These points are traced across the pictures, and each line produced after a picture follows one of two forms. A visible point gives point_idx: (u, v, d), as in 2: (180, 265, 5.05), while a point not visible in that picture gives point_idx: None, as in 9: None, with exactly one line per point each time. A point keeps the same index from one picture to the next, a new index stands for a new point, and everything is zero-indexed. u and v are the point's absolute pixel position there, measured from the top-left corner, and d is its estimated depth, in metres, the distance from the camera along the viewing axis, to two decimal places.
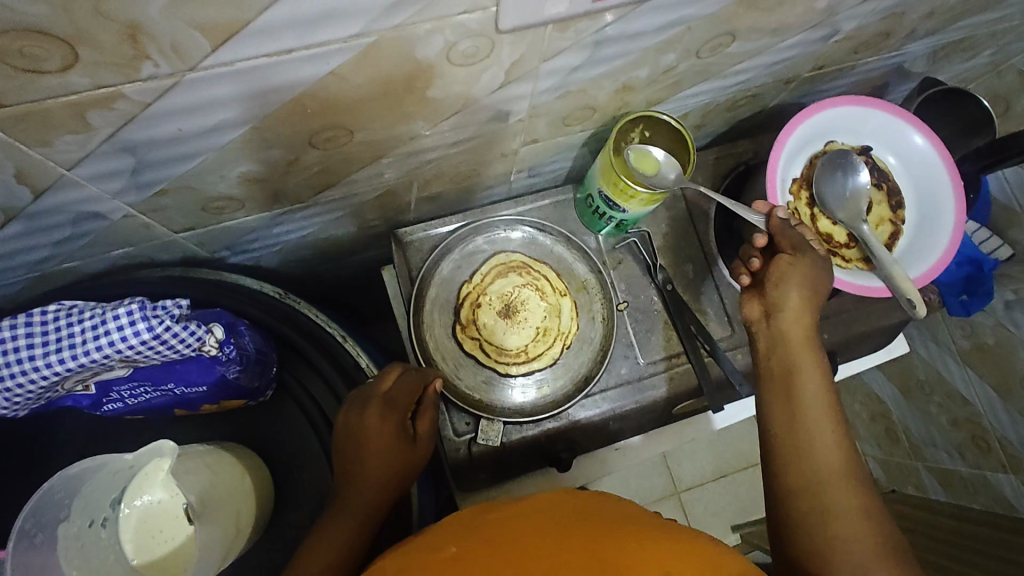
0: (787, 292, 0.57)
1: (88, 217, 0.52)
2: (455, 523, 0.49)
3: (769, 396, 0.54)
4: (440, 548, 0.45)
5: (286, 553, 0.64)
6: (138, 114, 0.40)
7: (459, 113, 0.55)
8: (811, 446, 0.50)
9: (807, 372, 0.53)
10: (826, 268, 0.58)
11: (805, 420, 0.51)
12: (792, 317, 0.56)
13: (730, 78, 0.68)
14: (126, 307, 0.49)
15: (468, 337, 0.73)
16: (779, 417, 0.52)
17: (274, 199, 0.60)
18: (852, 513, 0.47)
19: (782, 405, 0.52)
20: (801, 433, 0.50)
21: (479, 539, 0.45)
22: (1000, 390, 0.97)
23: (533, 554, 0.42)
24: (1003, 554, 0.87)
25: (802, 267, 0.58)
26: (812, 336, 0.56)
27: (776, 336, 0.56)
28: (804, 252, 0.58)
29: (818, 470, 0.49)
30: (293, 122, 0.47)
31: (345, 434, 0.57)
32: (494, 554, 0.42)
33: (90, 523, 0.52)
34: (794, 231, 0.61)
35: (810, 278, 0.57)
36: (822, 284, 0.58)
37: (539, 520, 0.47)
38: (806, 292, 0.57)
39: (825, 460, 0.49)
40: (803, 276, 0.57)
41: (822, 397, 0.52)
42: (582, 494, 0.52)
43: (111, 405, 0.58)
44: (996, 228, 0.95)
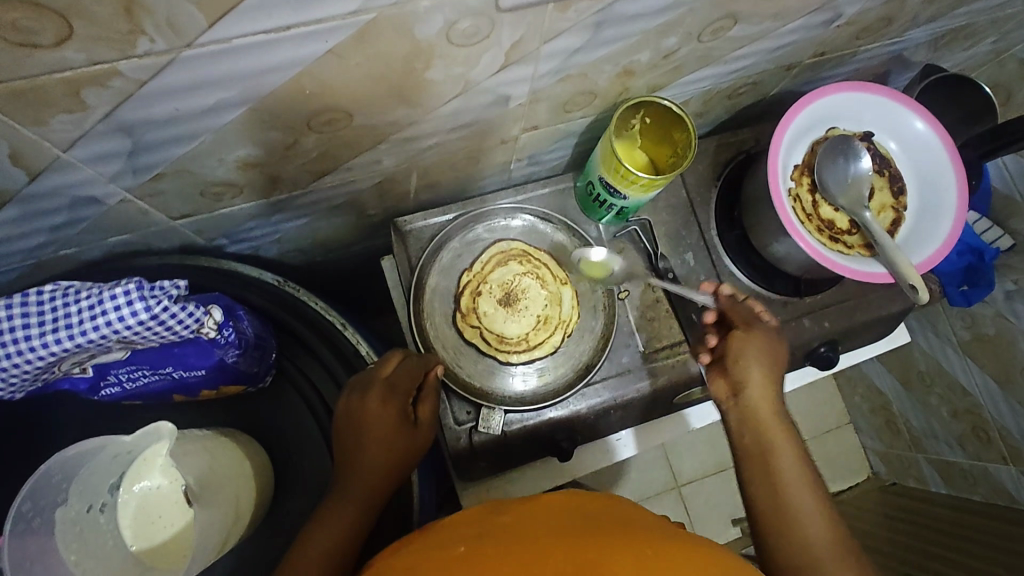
0: (749, 370, 0.60)
1: (85, 202, 0.51)
2: (462, 520, 0.49)
3: (750, 474, 0.56)
4: (448, 547, 0.45)
5: (285, 542, 0.64)
6: (135, 93, 0.39)
7: (458, 97, 0.54)
8: (798, 523, 0.52)
9: (781, 451, 0.56)
10: (776, 339, 0.63)
11: (787, 493, 0.53)
12: (758, 396, 0.59)
13: (732, 64, 0.68)
14: (123, 287, 0.48)
15: (468, 326, 0.72)
16: (763, 493, 0.54)
17: (272, 185, 0.60)
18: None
19: (764, 480, 0.55)
20: (785, 506, 0.53)
21: (487, 540, 0.45)
22: (1000, 380, 0.97)
23: (538, 552, 0.42)
24: (1006, 547, 0.88)
25: (757, 343, 0.61)
26: (777, 408, 0.59)
27: (746, 413, 0.58)
28: (756, 326, 0.63)
29: (809, 545, 0.51)
30: (291, 104, 0.47)
31: (346, 422, 0.57)
32: (504, 556, 0.42)
33: (88, 508, 0.51)
34: (742, 309, 0.65)
35: (765, 350, 0.61)
36: (776, 354, 0.62)
37: (541, 520, 0.47)
38: (765, 366, 0.60)
39: (813, 532, 0.52)
40: (759, 352, 0.61)
41: (798, 469, 0.55)
42: (587, 496, 0.52)
43: (109, 389, 0.58)
44: (997, 218, 0.94)
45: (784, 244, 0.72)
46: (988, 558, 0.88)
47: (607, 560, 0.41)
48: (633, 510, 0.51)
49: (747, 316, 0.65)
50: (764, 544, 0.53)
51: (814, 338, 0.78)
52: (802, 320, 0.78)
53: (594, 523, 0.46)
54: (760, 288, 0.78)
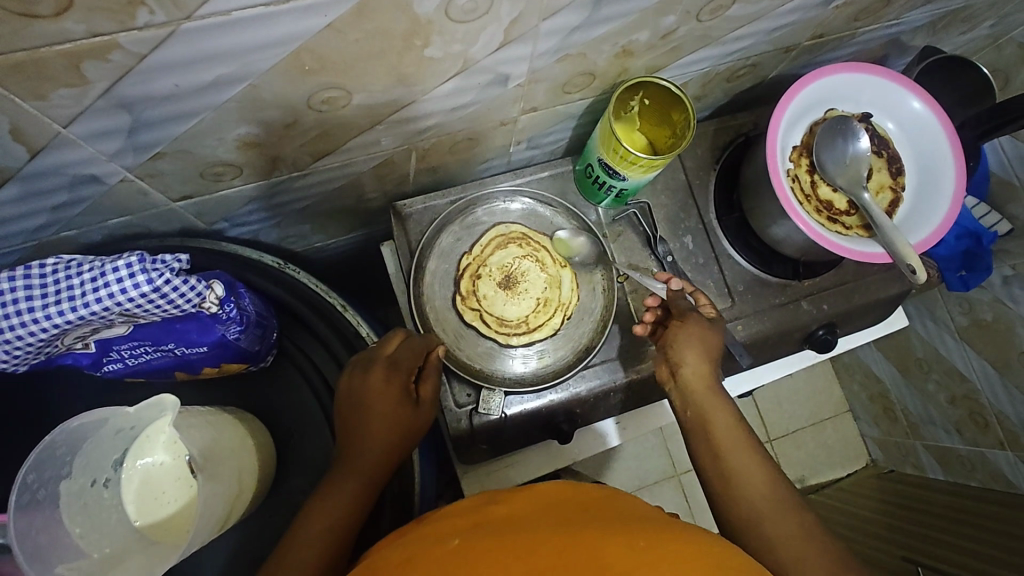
0: (682, 353, 0.62)
1: (85, 181, 0.51)
2: (455, 513, 0.50)
3: (697, 448, 0.59)
4: (443, 540, 0.45)
5: (287, 522, 0.64)
6: (134, 67, 0.39)
7: (458, 75, 0.54)
8: (738, 488, 0.55)
9: (720, 422, 0.59)
10: (715, 329, 0.65)
11: (727, 463, 0.56)
12: (693, 374, 0.61)
13: (730, 45, 0.68)
14: (125, 260, 0.48)
15: (469, 309, 0.73)
16: (708, 465, 0.57)
17: (272, 167, 0.60)
18: (791, 536, 0.51)
19: (708, 451, 0.58)
20: (729, 476, 0.56)
21: (481, 531, 0.46)
22: (998, 365, 0.98)
23: (536, 545, 0.42)
24: (1006, 530, 0.88)
25: (688, 330, 0.63)
26: (715, 384, 0.61)
27: (685, 392, 0.61)
28: (691, 316, 0.65)
29: (751, 508, 0.54)
30: (291, 80, 0.47)
31: (347, 398, 0.58)
32: (498, 548, 0.43)
33: (92, 482, 0.51)
34: (682, 300, 0.67)
35: (700, 338, 0.63)
36: (713, 343, 0.63)
37: (540, 513, 0.47)
38: (699, 352, 0.62)
39: (753, 493, 0.54)
40: (690, 338, 0.63)
41: (737, 440, 0.57)
42: (585, 488, 0.52)
43: (111, 365, 0.58)
44: (995, 202, 0.95)
45: (783, 226, 0.72)
46: (986, 541, 0.88)
47: (602, 554, 0.41)
48: (637, 506, 0.50)
49: (686, 306, 0.67)
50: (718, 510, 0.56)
51: (812, 321, 0.79)
52: (800, 303, 0.78)
53: (588, 515, 0.47)
54: (758, 271, 0.78)
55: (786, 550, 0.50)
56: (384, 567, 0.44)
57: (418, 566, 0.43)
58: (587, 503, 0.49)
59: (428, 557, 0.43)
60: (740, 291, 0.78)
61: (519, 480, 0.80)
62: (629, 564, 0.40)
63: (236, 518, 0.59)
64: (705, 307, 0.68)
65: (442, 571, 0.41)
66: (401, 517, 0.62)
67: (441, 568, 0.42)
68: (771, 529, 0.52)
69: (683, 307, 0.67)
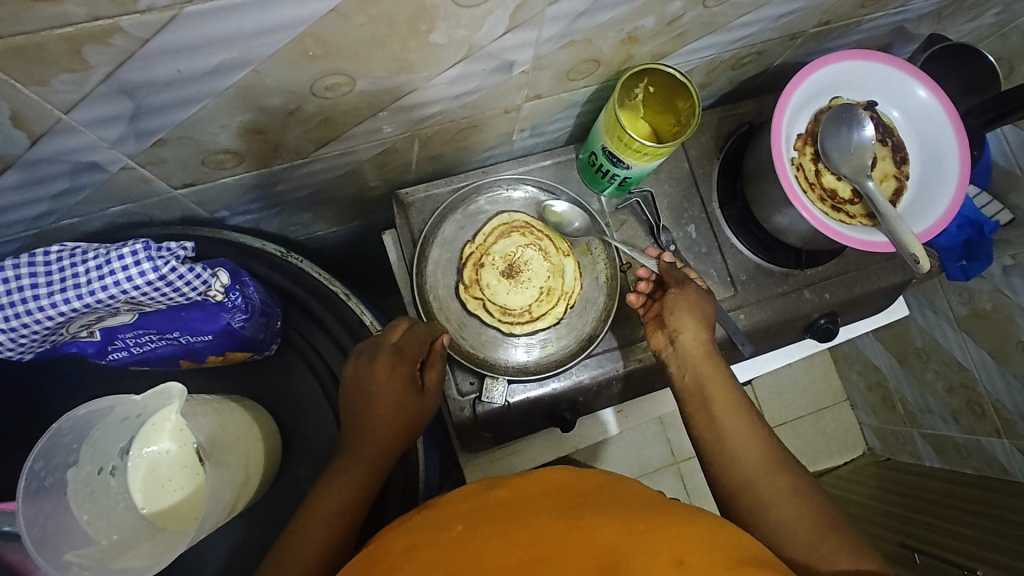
0: (682, 318, 0.63)
1: (86, 168, 0.51)
2: (456, 499, 0.49)
3: (692, 412, 0.60)
4: (446, 527, 0.45)
5: (292, 508, 0.65)
6: (137, 52, 0.39)
7: (462, 62, 0.54)
8: (734, 450, 0.55)
9: (716, 387, 0.59)
10: (709, 297, 0.66)
11: (723, 426, 0.57)
12: (691, 341, 0.62)
13: (736, 31, 0.67)
14: (130, 247, 0.48)
15: (472, 297, 0.72)
16: (704, 429, 0.58)
17: (274, 154, 0.59)
18: (783, 496, 0.52)
19: (703, 416, 0.58)
20: (724, 439, 0.56)
21: (484, 517, 0.46)
22: (996, 354, 0.98)
23: (539, 530, 0.43)
24: (1002, 516, 0.90)
25: (688, 296, 0.64)
26: (712, 351, 0.62)
27: (684, 358, 0.62)
28: (688, 284, 0.65)
29: (745, 470, 0.54)
30: (294, 65, 0.46)
31: (352, 381, 0.58)
32: (502, 533, 0.43)
33: (99, 470, 0.51)
34: (677, 271, 0.68)
35: (697, 305, 0.64)
36: (708, 311, 0.64)
37: (540, 498, 0.47)
38: (697, 318, 0.63)
39: (749, 455, 0.55)
40: (690, 304, 0.64)
41: (733, 404, 0.58)
42: (584, 472, 0.52)
43: (116, 353, 0.58)
44: (997, 191, 0.94)
45: (786, 215, 0.72)
46: (984, 529, 0.89)
47: (605, 538, 0.41)
48: (641, 491, 0.51)
49: (681, 276, 0.67)
50: (710, 473, 0.57)
51: (813, 310, 0.79)
52: (802, 292, 0.78)
53: (588, 499, 0.47)
54: (761, 260, 0.78)
55: (778, 510, 0.51)
56: (389, 556, 0.44)
57: (422, 556, 0.42)
58: (587, 487, 0.49)
59: (432, 547, 0.43)
60: (743, 280, 0.78)
61: (521, 468, 0.80)
62: (630, 548, 0.40)
63: (243, 505, 0.60)
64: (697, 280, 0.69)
65: (448, 562, 0.41)
66: (406, 504, 0.63)
67: (447, 556, 0.42)
68: (764, 491, 0.53)
69: (678, 277, 0.67)
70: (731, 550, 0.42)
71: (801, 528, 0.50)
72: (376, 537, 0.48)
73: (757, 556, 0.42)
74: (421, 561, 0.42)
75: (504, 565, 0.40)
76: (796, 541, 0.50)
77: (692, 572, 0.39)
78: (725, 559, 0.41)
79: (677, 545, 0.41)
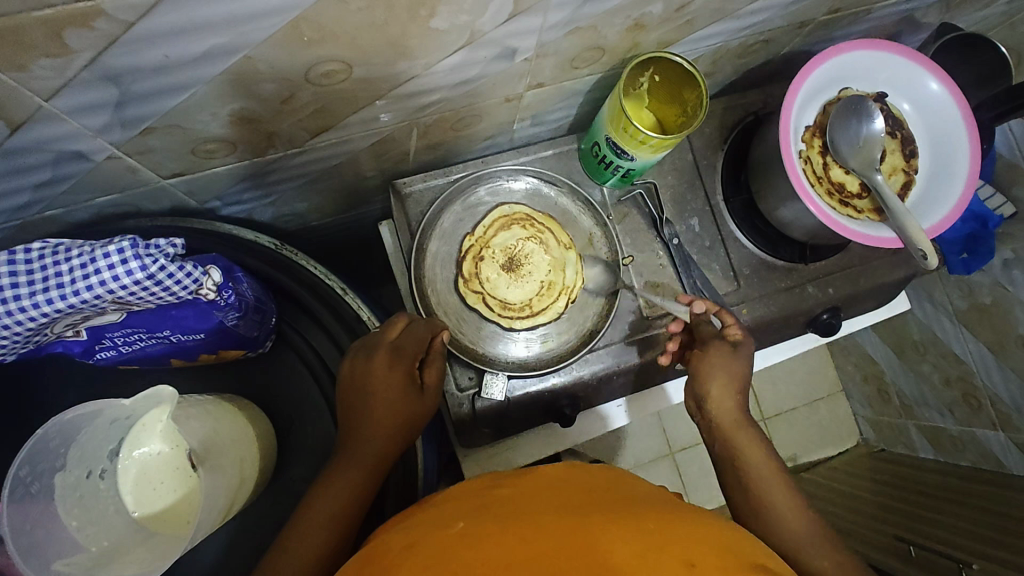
0: (708, 383, 0.63)
1: (70, 158, 0.48)
2: (459, 497, 0.49)
3: (727, 479, 0.60)
4: (447, 524, 0.44)
5: (290, 506, 0.64)
6: (121, 36, 0.37)
7: (463, 49, 0.51)
8: (772, 521, 0.55)
9: (752, 457, 0.59)
10: (741, 358, 0.64)
11: (759, 496, 0.57)
12: (721, 410, 0.62)
13: (745, 19, 0.65)
14: (117, 245, 0.46)
15: (471, 291, 0.71)
16: (740, 498, 0.58)
17: (267, 143, 0.57)
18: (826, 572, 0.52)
19: (738, 485, 0.58)
20: (762, 509, 0.56)
21: (487, 514, 0.45)
22: (994, 348, 0.97)
23: (547, 527, 0.42)
24: (997, 509, 0.90)
25: (714, 360, 0.63)
26: (742, 415, 0.62)
27: (713, 424, 0.62)
28: (713, 347, 0.64)
29: (785, 541, 0.54)
30: (288, 51, 0.44)
31: (350, 381, 0.56)
32: (504, 530, 0.42)
33: (87, 474, 0.49)
34: (705, 325, 0.67)
35: (724, 369, 0.63)
36: (739, 372, 0.64)
37: (547, 494, 0.47)
38: (724, 384, 0.63)
39: (787, 526, 0.55)
40: (717, 368, 0.63)
41: (767, 472, 0.58)
42: (583, 469, 0.52)
43: (104, 353, 0.56)
44: (1000, 183, 0.92)
45: (792, 209, 0.71)
46: (978, 521, 0.89)
47: (609, 533, 0.40)
48: (642, 489, 0.50)
49: (710, 334, 0.66)
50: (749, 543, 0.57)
51: (817, 305, 0.78)
52: (806, 287, 0.77)
53: (592, 497, 0.46)
54: (766, 255, 0.77)
55: None
56: (388, 553, 0.43)
57: (422, 553, 0.41)
58: (590, 485, 0.49)
59: (431, 543, 0.42)
60: (746, 275, 0.77)
61: (519, 463, 0.79)
62: (635, 549, 0.39)
63: (239, 507, 0.59)
64: (731, 330, 0.66)
65: (447, 559, 0.40)
66: (405, 501, 0.62)
67: (447, 553, 0.41)
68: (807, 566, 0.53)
69: (705, 333, 0.67)
70: (740, 559, 0.41)
71: None
72: (372, 537, 0.47)
73: (762, 563, 0.41)
74: (421, 557, 0.41)
75: (507, 559, 0.39)
76: None
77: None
78: (731, 561, 0.40)
79: (684, 551, 0.40)
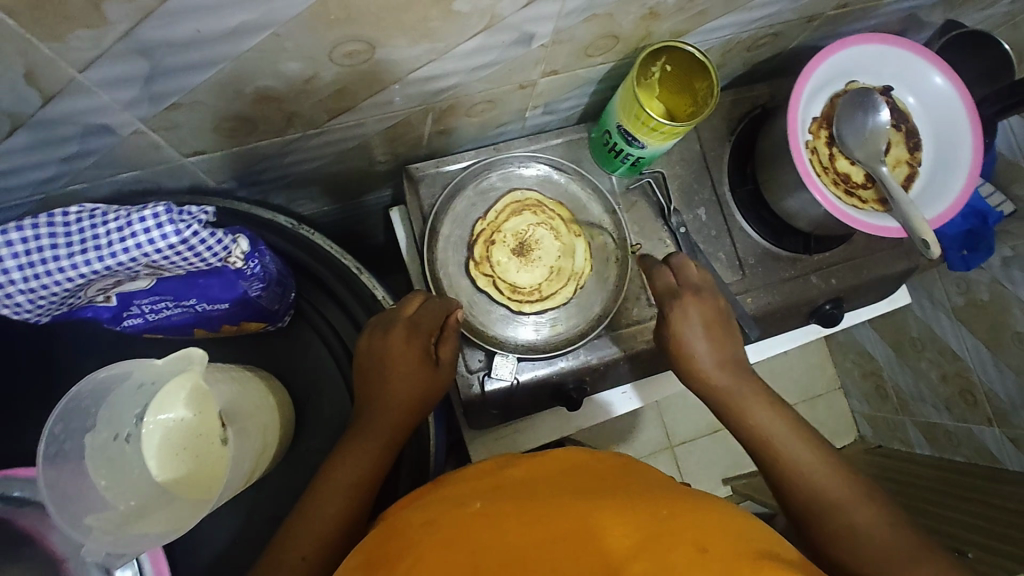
0: (690, 341, 0.64)
1: (97, 131, 0.49)
2: (473, 477, 0.50)
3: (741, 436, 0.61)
4: (463, 503, 0.46)
5: (303, 480, 0.65)
6: (157, 10, 0.38)
7: (482, 33, 0.53)
8: (785, 453, 0.58)
9: (750, 402, 0.62)
10: (696, 296, 0.65)
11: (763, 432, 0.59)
12: (711, 362, 0.63)
13: (756, 11, 0.66)
14: (152, 210, 0.47)
15: (482, 274, 0.72)
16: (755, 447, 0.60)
17: (287, 123, 0.58)
18: (852, 502, 0.54)
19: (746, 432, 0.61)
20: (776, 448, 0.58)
21: (501, 495, 0.46)
22: (990, 344, 0.99)
23: (564, 506, 0.43)
24: (988, 501, 0.92)
25: (682, 315, 0.64)
26: (731, 359, 0.64)
27: (706, 385, 0.63)
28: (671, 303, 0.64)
29: (802, 473, 0.56)
30: (315, 30, 0.45)
31: (369, 356, 0.58)
32: (520, 512, 0.43)
33: (115, 436, 0.50)
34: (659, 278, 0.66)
35: (694, 317, 0.64)
36: (705, 311, 0.64)
37: (557, 477, 0.48)
38: (700, 331, 0.64)
39: (798, 455, 0.57)
40: (689, 321, 0.64)
41: (765, 410, 0.61)
42: (590, 452, 0.54)
43: (131, 320, 0.58)
44: (1000, 182, 0.93)
45: (798, 199, 0.72)
46: (973, 514, 0.91)
47: (626, 516, 0.42)
48: (650, 474, 0.52)
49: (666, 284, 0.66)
50: (781, 498, 0.58)
51: (820, 295, 0.79)
52: (809, 277, 0.79)
53: (602, 480, 0.48)
54: (770, 245, 0.78)
55: (847, 506, 0.54)
56: (407, 531, 0.44)
57: (440, 533, 0.42)
58: (596, 467, 0.50)
59: (447, 524, 0.43)
60: (751, 264, 0.78)
61: (525, 446, 0.81)
62: (651, 531, 0.41)
63: (258, 474, 0.60)
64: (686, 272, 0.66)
65: (467, 541, 0.41)
66: (416, 479, 0.63)
67: (467, 531, 0.42)
68: (839, 509, 0.54)
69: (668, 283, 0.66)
70: (755, 543, 0.42)
71: (878, 542, 0.52)
72: (393, 512, 0.48)
73: (775, 549, 0.43)
74: (441, 535, 0.42)
75: (530, 541, 0.41)
76: (872, 539, 0.52)
77: (716, 559, 0.40)
78: (742, 543, 0.42)
79: (699, 533, 0.41)
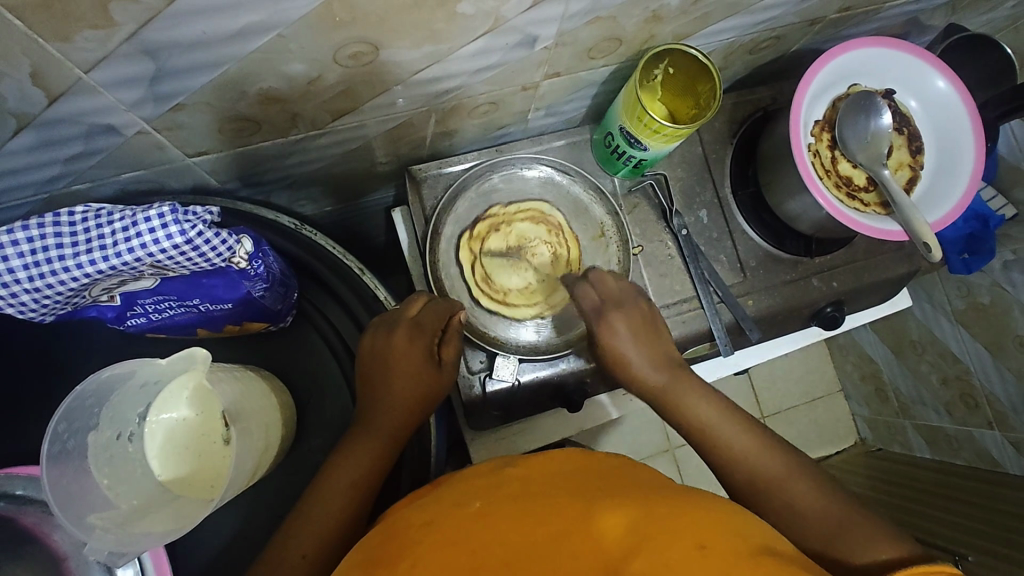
0: (623, 349, 0.66)
1: (102, 132, 0.50)
2: (473, 478, 0.50)
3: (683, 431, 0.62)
4: (464, 503, 0.46)
5: (304, 479, 0.65)
6: (163, 11, 0.38)
7: (485, 36, 0.53)
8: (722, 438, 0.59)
9: (688, 396, 0.62)
10: (623, 303, 0.68)
11: (702, 423, 0.60)
12: (643, 365, 0.65)
13: (759, 14, 0.66)
14: (158, 210, 0.47)
15: (468, 249, 0.73)
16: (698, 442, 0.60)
17: (290, 124, 0.58)
18: (789, 480, 0.55)
19: (687, 427, 0.61)
20: (714, 437, 0.59)
21: (501, 495, 0.46)
22: (991, 347, 0.99)
23: (565, 508, 0.43)
24: (989, 505, 0.92)
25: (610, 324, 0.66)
26: (667, 360, 0.66)
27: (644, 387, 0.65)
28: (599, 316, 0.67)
29: (741, 459, 0.57)
30: (321, 32, 0.45)
31: (372, 359, 0.58)
32: (521, 512, 0.43)
33: (117, 435, 0.50)
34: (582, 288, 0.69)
35: (623, 327, 0.66)
36: (634, 320, 0.67)
37: (557, 477, 0.48)
38: (631, 342, 0.66)
39: (735, 441, 0.58)
40: (620, 332, 0.66)
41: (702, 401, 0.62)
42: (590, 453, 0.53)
43: (135, 320, 0.58)
44: (1001, 185, 0.93)
45: (800, 202, 0.72)
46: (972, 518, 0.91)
47: (627, 517, 0.42)
48: (651, 474, 0.52)
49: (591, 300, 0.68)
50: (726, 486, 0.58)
51: (822, 298, 0.79)
52: (811, 280, 0.79)
53: (601, 479, 0.48)
54: (772, 247, 0.78)
55: (786, 485, 0.54)
56: (407, 531, 0.44)
57: (439, 533, 0.42)
58: (597, 468, 0.50)
59: (447, 524, 0.43)
60: (752, 267, 0.78)
61: (525, 447, 0.81)
62: (650, 531, 0.41)
63: (261, 473, 0.61)
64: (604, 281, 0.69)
65: (466, 540, 0.41)
66: (416, 480, 0.63)
67: (467, 532, 0.42)
68: (778, 489, 0.54)
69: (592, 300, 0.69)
70: (755, 542, 0.42)
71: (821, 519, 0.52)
72: (394, 512, 0.48)
73: (776, 549, 0.43)
74: (440, 536, 0.42)
75: (530, 542, 0.40)
76: (810, 514, 0.52)
77: (716, 556, 0.39)
78: (742, 541, 0.42)
79: (699, 532, 0.41)
